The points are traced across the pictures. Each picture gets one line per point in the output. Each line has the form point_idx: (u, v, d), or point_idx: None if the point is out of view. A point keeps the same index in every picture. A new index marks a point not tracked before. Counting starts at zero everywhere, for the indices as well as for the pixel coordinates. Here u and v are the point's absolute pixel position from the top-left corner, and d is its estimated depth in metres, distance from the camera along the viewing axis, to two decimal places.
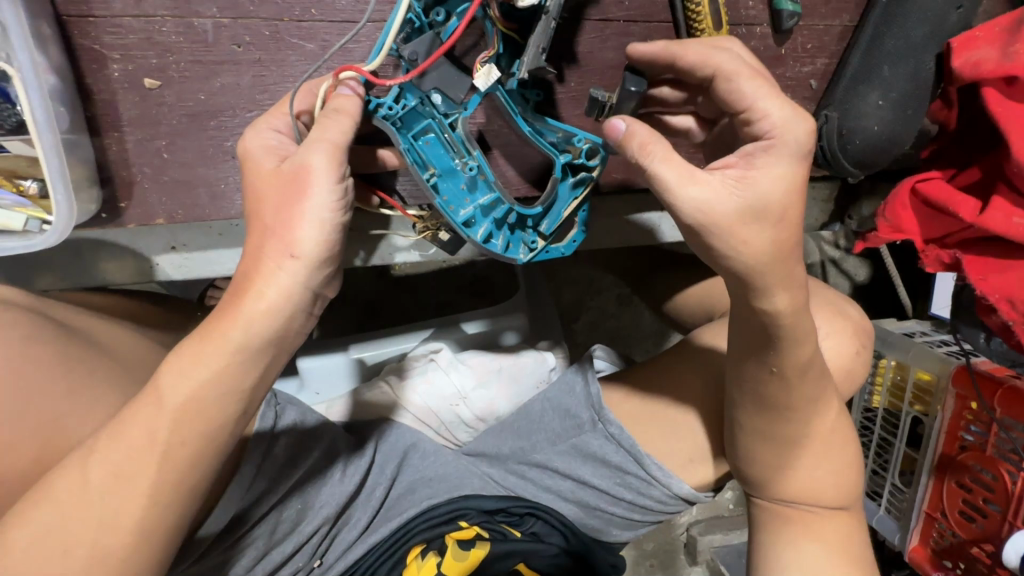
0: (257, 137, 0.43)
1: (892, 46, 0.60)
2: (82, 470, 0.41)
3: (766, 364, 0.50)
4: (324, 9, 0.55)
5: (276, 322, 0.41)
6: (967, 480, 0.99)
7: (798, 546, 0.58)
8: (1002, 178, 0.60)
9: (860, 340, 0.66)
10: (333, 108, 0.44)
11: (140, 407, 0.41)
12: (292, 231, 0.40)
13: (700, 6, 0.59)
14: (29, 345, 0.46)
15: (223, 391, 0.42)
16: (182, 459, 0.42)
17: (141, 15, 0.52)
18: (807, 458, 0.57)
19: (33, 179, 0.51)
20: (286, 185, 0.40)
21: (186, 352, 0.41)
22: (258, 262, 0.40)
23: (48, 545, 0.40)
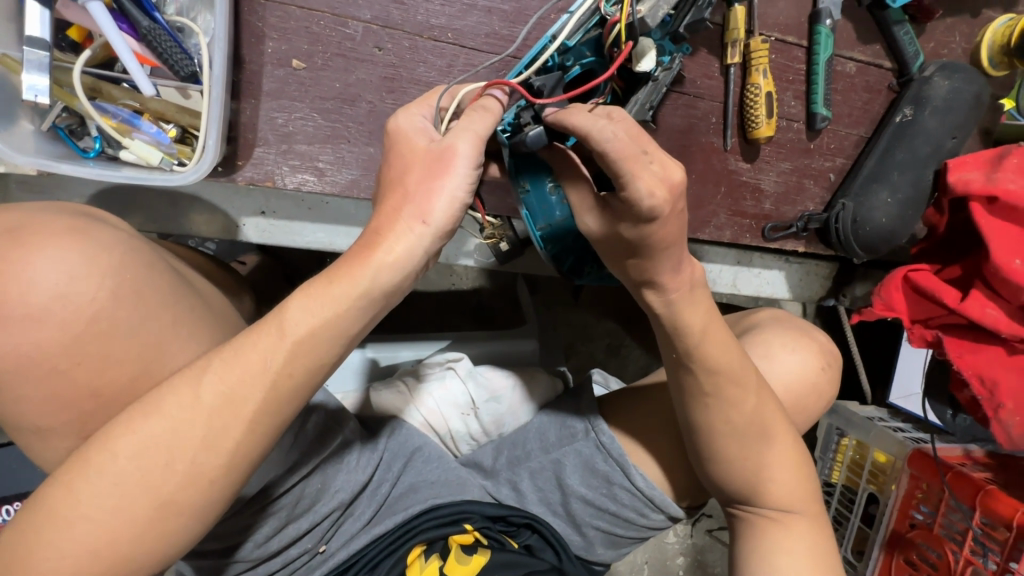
0: (409, 120, 0.50)
1: (901, 157, 0.75)
2: (194, 389, 0.44)
3: (725, 399, 0.59)
4: (457, 35, 0.64)
5: (396, 277, 0.47)
6: (914, 556, 1.07)
7: (785, 553, 0.63)
8: (978, 275, 0.72)
9: (825, 359, 0.75)
10: (481, 106, 0.51)
11: (261, 336, 0.45)
12: (429, 202, 0.47)
13: (757, 96, 0.72)
14: (150, 271, 0.48)
15: (332, 331, 0.46)
16: (287, 391, 0.46)
17: (305, 9, 0.60)
18: (797, 485, 0.65)
19: (175, 124, 0.56)
20: (432, 163, 0.48)
21: (311, 291, 0.46)
22: (393, 221, 0.47)
23: (155, 455, 0.43)
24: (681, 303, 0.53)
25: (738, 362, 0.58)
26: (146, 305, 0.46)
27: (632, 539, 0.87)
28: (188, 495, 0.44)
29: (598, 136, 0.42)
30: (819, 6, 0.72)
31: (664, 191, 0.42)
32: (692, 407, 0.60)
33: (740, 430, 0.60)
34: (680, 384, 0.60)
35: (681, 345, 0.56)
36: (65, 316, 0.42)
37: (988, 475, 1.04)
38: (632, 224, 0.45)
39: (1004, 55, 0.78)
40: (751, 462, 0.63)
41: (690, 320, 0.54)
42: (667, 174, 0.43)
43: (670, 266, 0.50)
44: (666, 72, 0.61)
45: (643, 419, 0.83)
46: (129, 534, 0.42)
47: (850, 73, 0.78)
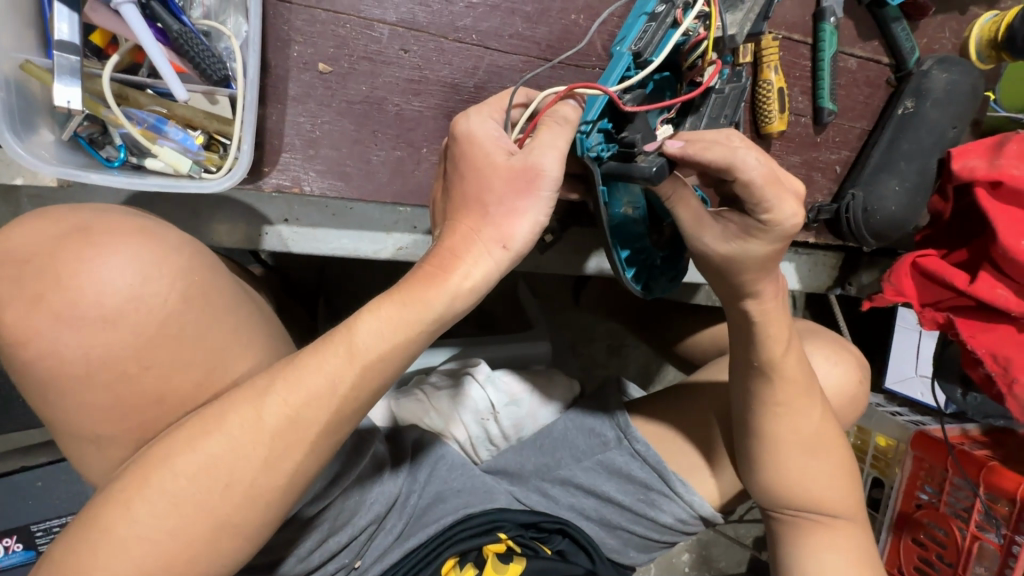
0: (484, 128, 0.48)
1: (907, 147, 0.77)
2: (258, 407, 0.41)
3: (774, 400, 0.61)
4: (481, 37, 0.64)
5: (470, 300, 0.45)
6: (922, 535, 1.11)
7: (831, 546, 0.65)
8: (986, 258, 0.74)
9: (862, 373, 0.77)
10: (560, 116, 0.47)
11: (329, 356, 0.42)
12: (510, 225, 0.45)
13: (769, 92, 0.74)
14: (211, 276, 0.47)
15: (401, 355, 0.44)
16: (350, 413, 0.43)
17: (331, 12, 0.59)
18: (840, 478, 0.65)
19: (203, 130, 0.54)
20: (516, 178, 0.45)
21: (385, 311, 0.43)
22: (469, 242, 0.45)
23: (214, 477, 0.40)
24: (771, 310, 0.57)
25: (794, 364, 0.60)
26: (211, 311, 0.45)
27: (663, 544, 0.87)
28: (246, 518, 0.41)
29: (745, 163, 0.45)
30: (824, 5, 0.75)
31: (798, 206, 0.49)
32: (761, 415, 0.61)
33: (790, 426, 0.62)
34: (748, 388, 0.61)
35: (763, 354, 0.59)
36: (136, 320, 0.41)
37: (987, 452, 1.08)
38: (756, 244, 0.51)
39: (992, 48, 0.82)
40: (792, 455, 0.63)
41: (773, 327, 0.58)
42: (795, 189, 0.49)
43: (767, 277, 0.54)
44: (730, 84, 0.53)
45: (672, 413, 0.85)
46: (183, 555, 0.40)
47: (852, 70, 0.81)
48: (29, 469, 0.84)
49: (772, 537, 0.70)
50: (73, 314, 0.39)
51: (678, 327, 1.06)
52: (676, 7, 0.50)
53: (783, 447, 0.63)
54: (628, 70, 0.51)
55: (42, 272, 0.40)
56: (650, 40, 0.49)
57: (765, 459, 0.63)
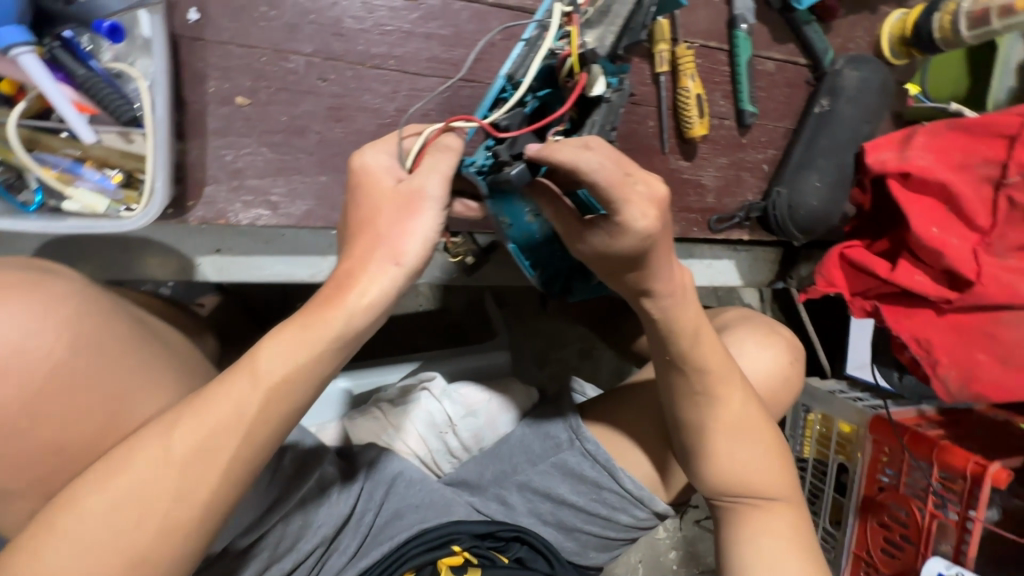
0: (375, 158, 0.52)
1: (825, 144, 0.80)
2: (165, 441, 0.43)
3: (695, 391, 0.66)
4: (398, 62, 0.66)
5: (372, 316, 0.48)
6: (886, 518, 1.13)
7: (767, 529, 0.69)
8: (905, 246, 0.77)
9: (793, 353, 0.81)
10: (443, 145, 0.54)
11: (234, 383, 0.44)
12: (401, 243, 0.49)
13: (688, 98, 0.76)
14: (106, 319, 0.47)
15: (307, 376, 0.46)
16: (262, 436, 0.45)
17: (245, 46, 0.60)
18: (769, 460, 0.70)
19: (120, 169, 0.55)
20: (402, 204, 0.50)
21: (287, 335, 0.46)
22: (366, 263, 0.49)
23: (127, 514, 0.41)
24: (671, 307, 0.59)
25: (718, 358, 0.65)
26: (106, 355, 0.45)
27: (623, 540, 0.89)
28: (165, 551, 0.42)
29: (587, 168, 0.42)
30: (735, 13, 0.78)
31: (656, 209, 0.46)
32: (683, 405, 0.67)
33: (713, 414, 0.67)
34: (670, 382, 0.67)
35: (675, 348, 0.62)
36: (18, 373, 0.41)
37: (942, 431, 1.11)
38: (629, 246, 0.49)
39: (903, 45, 0.86)
40: (720, 443, 0.68)
41: (681, 323, 0.61)
42: (654, 192, 0.46)
43: (662, 279, 0.55)
44: (616, 93, 0.57)
45: (624, 411, 0.87)
46: None
47: (770, 72, 0.84)
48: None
49: (718, 524, 0.74)
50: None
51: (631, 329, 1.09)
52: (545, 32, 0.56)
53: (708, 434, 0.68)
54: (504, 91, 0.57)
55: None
56: (518, 63, 0.56)
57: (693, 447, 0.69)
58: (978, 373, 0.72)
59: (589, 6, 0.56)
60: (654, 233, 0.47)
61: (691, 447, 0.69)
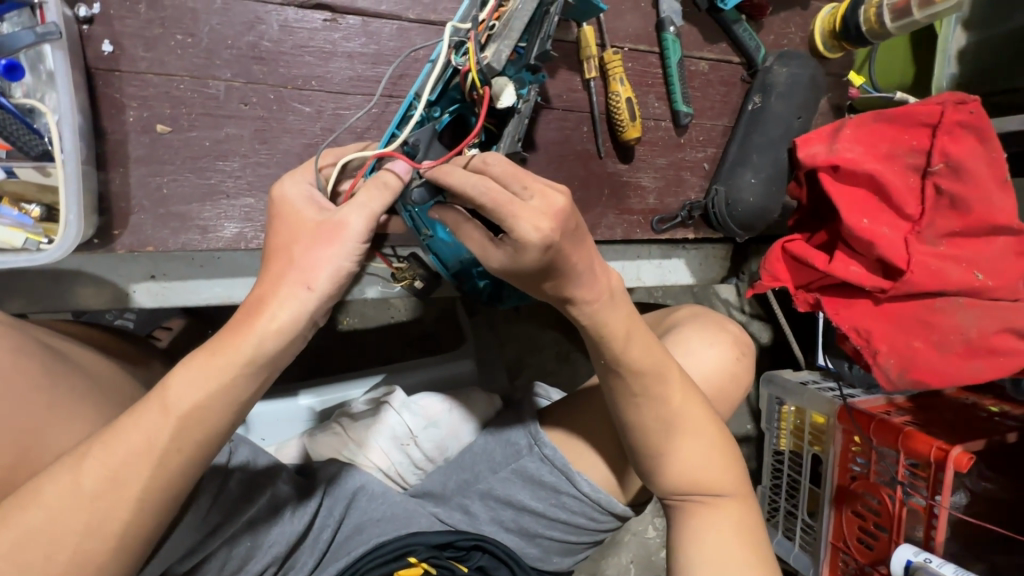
0: (296, 189, 0.55)
1: (758, 140, 0.81)
2: (76, 474, 0.43)
3: (634, 393, 0.65)
4: (322, 82, 0.66)
5: (283, 341, 0.48)
6: (860, 507, 1.13)
7: (713, 527, 0.70)
8: (840, 238, 0.78)
9: (739, 348, 0.83)
10: (382, 181, 0.54)
11: (143, 414, 0.45)
12: (314, 270, 0.50)
13: (619, 102, 0.77)
14: (17, 357, 0.48)
15: (221, 402, 0.47)
16: (176, 465, 0.45)
17: (162, 75, 0.61)
18: (715, 458, 0.71)
19: (38, 203, 0.56)
20: (320, 231, 0.51)
21: (197, 363, 0.46)
22: (276, 287, 0.49)
23: (34, 549, 0.41)
24: (599, 310, 0.57)
25: (656, 357, 0.65)
26: (17, 392, 0.46)
27: (586, 543, 0.90)
28: None
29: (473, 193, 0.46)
30: (662, 16, 0.79)
31: (548, 222, 0.46)
32: (625, 406, 0.66)
33: (654, 414, 0.67)
34: (611, 384, 0.66)
35: (608, 352, 0.61)
36: None
37: (910, 418, 1.11)
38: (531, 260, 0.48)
39: (834, 39, 0.87)
40: (663, 442, 0.68)
41: (611, 325, 0.59)
42: (549, 205, 0.47)
43: (581, 283, 0.53)
44: (525, 104, 0.60)
45: (580, 414, 0.86)
46: None
47: (704, 72, 0.85)
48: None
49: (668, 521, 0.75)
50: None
51: None
52: (450, 47, 0.56)
53: (649, 435, 0.67)
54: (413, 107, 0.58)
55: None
56: (425, 82, 0.56)
57: (637, 447, 0.69)
58: (915, 360, 0.73)
59: (494, 19, 0.56)
60: (554, 242, 0.47)
61: (636, 448, 0.68)
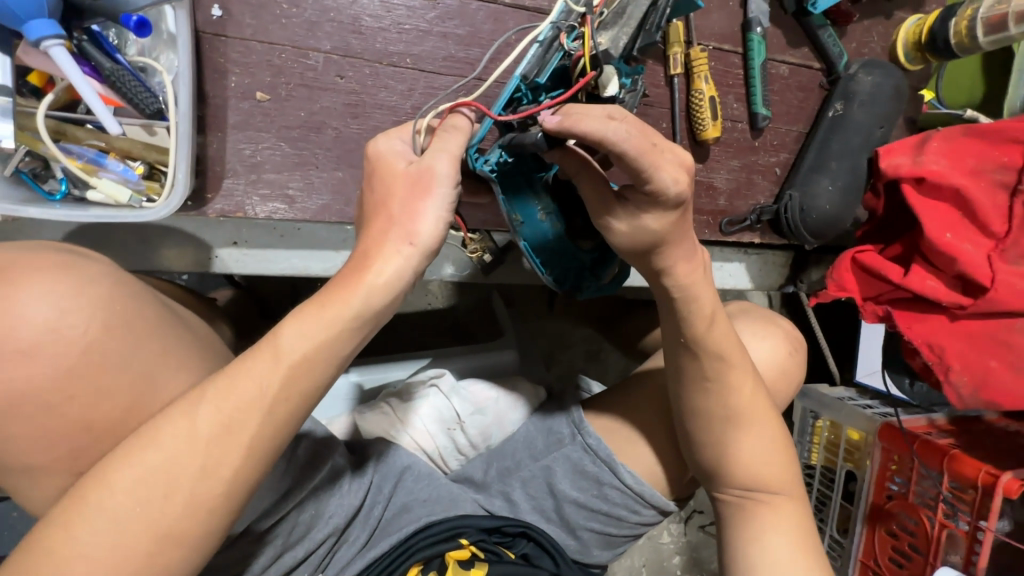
0: (387, 143, 0.54)
1: (838, 147, 0.80)
2: (190, 419, 0.44)
3: (702, 376, 0.65)
4: (416, 61, 0.66)
5: (388, 296, 0.50)
6: (894, 526, 1.11)
7: (772, 528, 0.68)
8: (916, 252, 0.77)
9: (791, 344, 0.81)
10: (449, 125, 0.55)
11: (257, 360, 0.46)
12: (414, 224, 0.51)
13: (702, 100, 0.76)
14: (137, 305, 0.49)
15: (325, 356, 0.48)
16: (282, 415, 0.46)
17: (266, 42, 0.62)
18: (774, 455, 0.70)
19: (142, 161, 0.57)
20: (414, 183, 0.52)
21: (305, 314, 0.48)
22: (381, 243, 0.51)
23: (154, 486, 0.43)
24: (691, 288, 0.60)
25: (732, 345, 0.65)
26: (135, 337, 0.47)
27: (626, 538, 0.89)
28: (191, 526, 0.44)
29: (614, 137, 0.43)
30: (750, 16, 0.78)
31: (684, 174, 0.47)
32: (692, 390, 0.67)
33: (719, 402, 0.66)
34: (681, 370, 0.66)
35: (689, 329, 0.62)
36: (57, 351, 0.43)
37: (952, 440, 1.09)
38: (653, 217, 0.51)
39: (918, 50, 0.85)
40: (724, 431, 0.68)
41: (697, 304, 0.61)
42: (680, 157, 0.47)
43: (677, 250, 0.56)
44: (630, 94, 0.59)
45: (627, 404, 0.87)
46: (127, 565, 0.42)
47: (784, 75, 0.84)
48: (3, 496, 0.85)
49: (720, 520, 0.74)
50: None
51: None
52: (561, 32, 0.57)
53: (711, 416, 0.67)
54: (518, 90, 0.58)
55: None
56: (535, 64, 0.57)
57: (698, 434, 0.69)
58: (988, 380, 0.72)
59: (604, 7, 0.57)
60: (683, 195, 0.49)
61: (696, 434, 0.68)
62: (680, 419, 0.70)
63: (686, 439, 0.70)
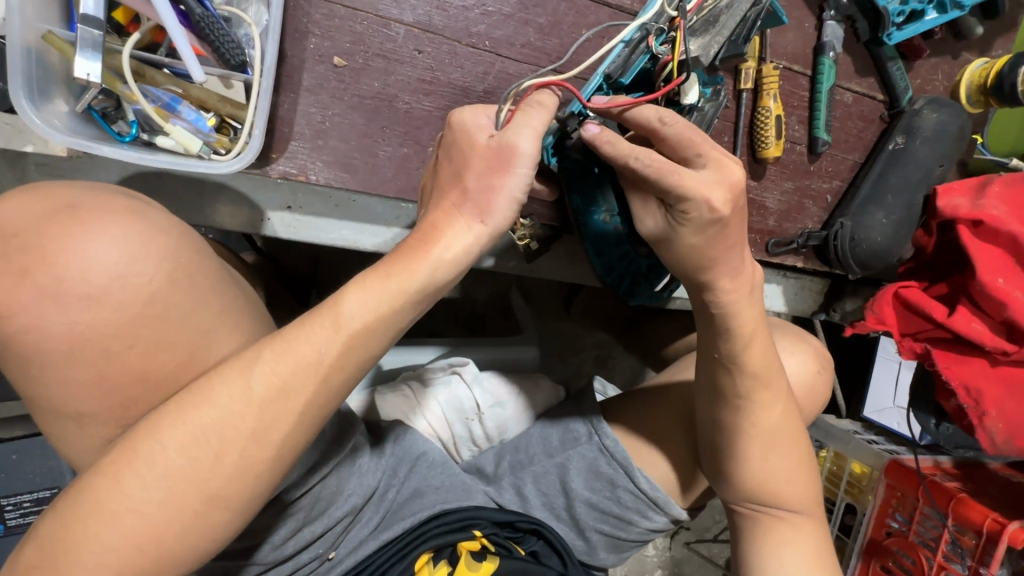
0: (472, 115, 0.50)
1: (895, 181, 0.81)
2: (245, 378, 0.42)
3: (729, 400, 0.62)
4: (494, 44, 0.66)
5: (456, 271, 0.47)
6: (890, 562, 1.07)
7: (792, 548, 0.66)
8: (964, 293, 0.78)
9: (820, 362, 0.80)
10: (535, 101, 0.49)
11: (314, 328, 0.43)
12: (489, 200, 0.47)
13: (768, 118, 0.76)
14: (200, 258, 0.47)
15: (386, 326, 0.45)
16: (335, 383, 0.44)
17: (350, 8, 0.61)
18: (799, 472, 0.66)
19: (215, 113, 0.55)
20: (492, 159, 0.47)
21: (367, 282, 0.45)
22: (451, 219, 0.48)
23: (205, 446, 0.41)
24: (735, 304, 0.56)
25: (767, 365, 0.61)
26: (196, 292, 0.45)
27: (635, 542, 0.82)
28: (236, 491, 0.42)
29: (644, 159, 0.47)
30: (824, 40, 0.78)
31: (722, 193, 0.47)
32: (722, 409, 0.63)
33: (753, 421, 0.63)
34: (711, 383, 0.63)
35: (724, 347, 0.59)
36: (121, 298, 0.41)
37: (958, 484, 1.05)
38: (691, 232, 0.50)
39: (981, 94, 0.85)
40: (757, 450, 0.64)
41: (739, 321, 0.57)
42: (725, 176, 0.47)
43: (723, 265, 0.53)
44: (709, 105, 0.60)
45: (646, 414, 0.80)
46: (171, 524, 0.40)
47: (847, 102, 0.83)
48: (4, 439, 0.82)
49: (736, 533, 0.71)
50: (58, 291, 0.40)
51: (655, 332, 1.04)
52: (649, 33, 0.55)
53: (740, 433, 0.63)
54: (602, 88, 0.58)
55: (28, 249, 0.40)
56: (620, 64, 0.56)
57: (727, 453, 0.64)
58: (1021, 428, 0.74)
59: (694, 14, 0.56)
60: (720, 217, 0.48)
61: (720, 450, 0.65)
62: (706, 437, 0.67)
63: (709, 456, 0.67)
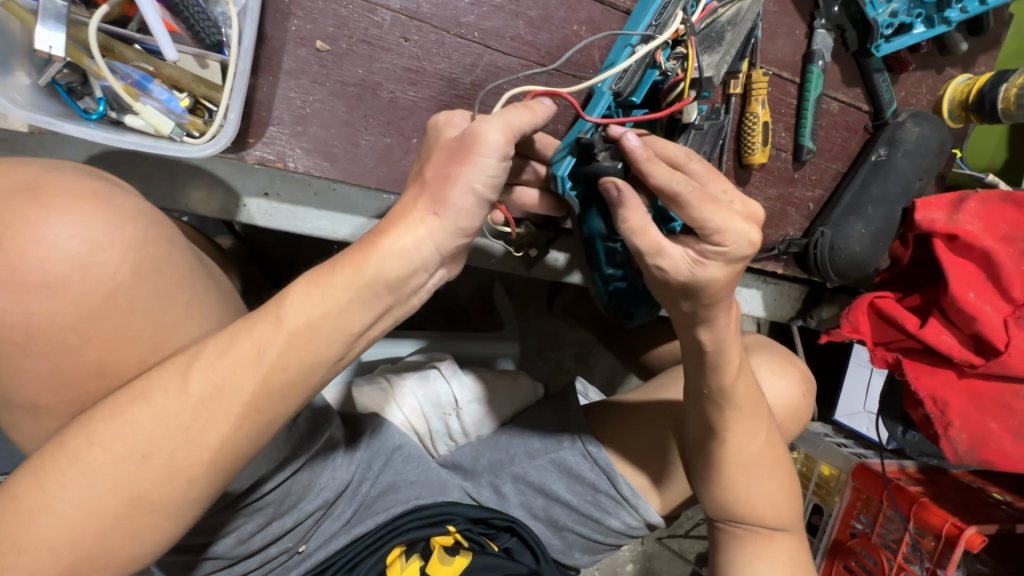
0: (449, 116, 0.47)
1: (876, 193, 0.82)
2: (181, 379, 0.40)
3: (721, 428, 0.62)
4: (483, 36, 0.64)
5: (406, 264, 0.42)
6: (852, 563, 1.09)
7: (763, 554, 0.67)
8: (936, 305, 0.80)
9: (807, 385, 0.81)
10: (526, 104, 0.48)
11: (257, 324, 0.41)
12: (444, 189, 0.43)
13: (755, 124, 0.76)
14: (167, 248, 0.45)
15: (334, 326, 0.42)
16: (277, 385, 0.41)
17: None
18: (772, 480, 0.66)
19: (188, 94, 0.53)
20: (453, 149, 0.43)
21: (316, 277, 0.42)
22: (407, 209, 0.43)
23: (131, 446, 0.39)
24: (725, 340, 0.55)
25: (749, 391, 0.61)
26: (163, 284, 0.44)
27: (609, 546, 0.83)
28: (165, 494, 0.40)
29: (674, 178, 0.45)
30: (814, 48, 0.78)
31: (754, 229, 0.46)
32: (707, 433, 0.63)
33: (735, 433, 0.63)
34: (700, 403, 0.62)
35: (717, 378, 0.58)
36: (82, 288, 0.39)
37: (920, 489, 1.08)
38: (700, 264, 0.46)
39: (962, 109, 0.87)
40: (738, 462, 0.64)
41: (729, 354, 0.56)
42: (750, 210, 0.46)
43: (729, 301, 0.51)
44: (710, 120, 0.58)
45: (624, 417, 0.79)
46: (94, 527, 0.39)
47: (834, 112, 0.84)
48: None
49: (715, 545, 0.72)
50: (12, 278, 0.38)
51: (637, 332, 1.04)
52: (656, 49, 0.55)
53: (720, 442, 0.63)
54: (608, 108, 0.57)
55: None
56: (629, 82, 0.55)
57: (706, 461, 0.65)
58: (986, 440, 0.76)
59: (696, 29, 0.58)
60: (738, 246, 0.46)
61: (700, 463, 0.65)
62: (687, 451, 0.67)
63: (692, 466, 0.67)
